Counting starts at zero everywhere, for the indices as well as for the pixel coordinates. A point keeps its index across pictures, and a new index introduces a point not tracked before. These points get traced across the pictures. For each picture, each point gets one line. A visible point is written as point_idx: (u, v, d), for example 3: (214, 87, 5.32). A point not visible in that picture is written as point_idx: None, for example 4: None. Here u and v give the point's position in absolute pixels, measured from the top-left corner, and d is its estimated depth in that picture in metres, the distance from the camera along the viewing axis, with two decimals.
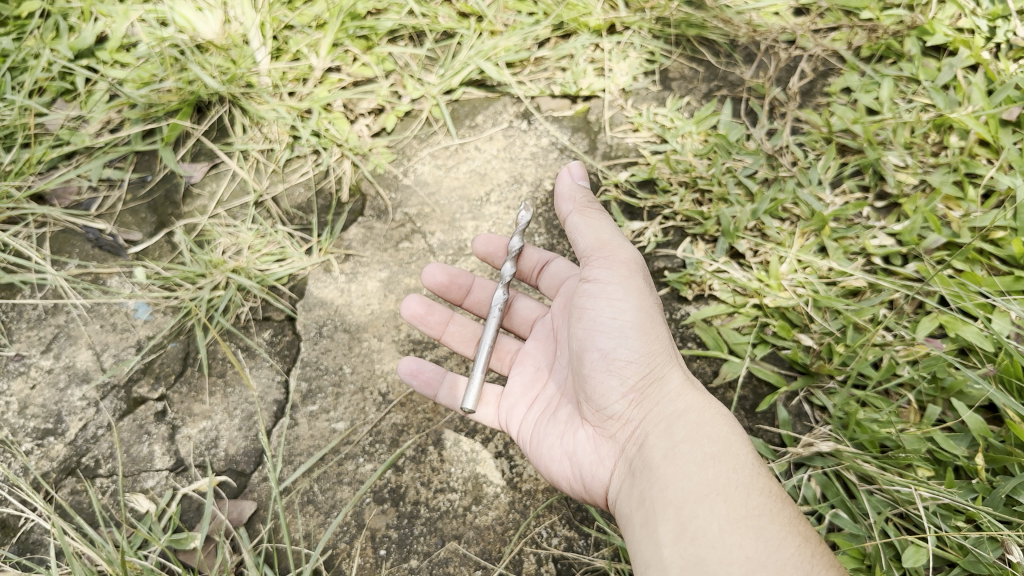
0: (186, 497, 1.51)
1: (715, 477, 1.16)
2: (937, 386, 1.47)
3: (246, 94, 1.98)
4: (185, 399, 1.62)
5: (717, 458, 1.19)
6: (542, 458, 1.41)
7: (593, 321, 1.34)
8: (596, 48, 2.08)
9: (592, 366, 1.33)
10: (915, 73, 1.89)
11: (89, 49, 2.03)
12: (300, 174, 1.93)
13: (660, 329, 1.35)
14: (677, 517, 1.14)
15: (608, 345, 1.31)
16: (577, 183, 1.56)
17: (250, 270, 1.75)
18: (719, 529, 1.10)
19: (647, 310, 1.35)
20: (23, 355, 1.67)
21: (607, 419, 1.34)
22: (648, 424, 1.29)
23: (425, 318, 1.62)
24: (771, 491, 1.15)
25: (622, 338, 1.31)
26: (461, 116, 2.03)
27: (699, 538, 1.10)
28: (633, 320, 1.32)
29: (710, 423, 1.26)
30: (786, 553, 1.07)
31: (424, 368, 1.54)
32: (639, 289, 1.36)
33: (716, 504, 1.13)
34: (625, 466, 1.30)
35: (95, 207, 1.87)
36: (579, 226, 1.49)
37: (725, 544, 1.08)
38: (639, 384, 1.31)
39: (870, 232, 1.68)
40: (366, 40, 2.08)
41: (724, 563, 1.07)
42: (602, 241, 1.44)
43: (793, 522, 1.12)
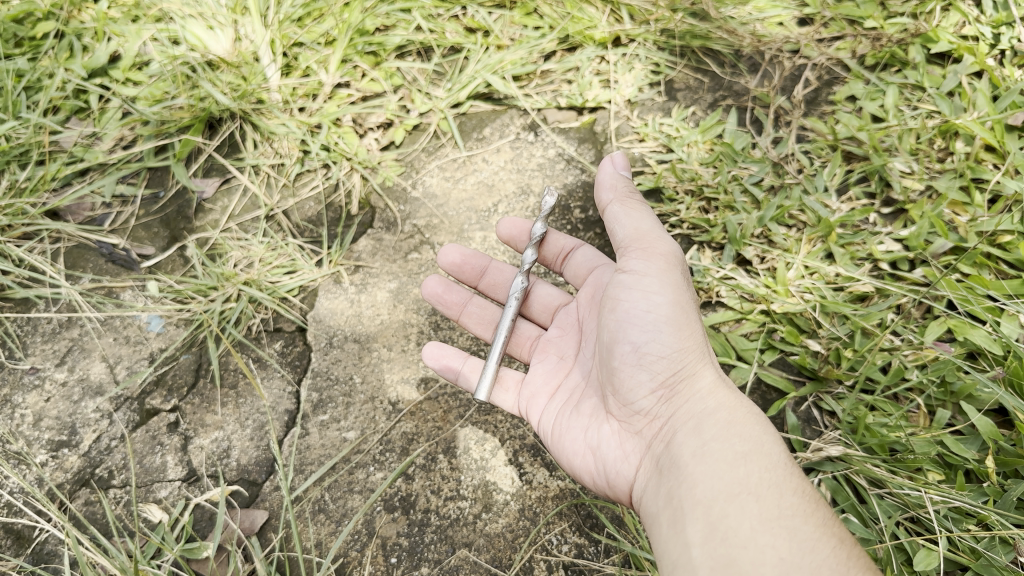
0: (198, 507, 1.52)
1: (747, 475, 1.16)
2: (946, 391, 1.47)
3: (257, 110, 2.00)
4: (198, 410, 1.63)
5: (748, 457, 1.19)
6: (567, 452, 1.42)
7: (626, 314, 1.33)
8: (602, 61, 2.10)
9: (622, 359, 1.33)
10: (920, 80, 1.90)
11: (102, 67, 2.07)
12: (310, 189, 1.95)
13: (695, 324, 1.34)
14: (706, 517, 1.14)
15: (641, 339, 1.31)
16: (620, 173, 1.54)
17: (261, 282, 1.77)
18: (750, 529, 1.10)
19: (682, 305, 1.33)
20: (38, 368, 1.69)
21: (635, 414, 1.34)
22: (677, 420, 1.29)
23: (443, 297, 1.67)
24: (804, 492, 1.16)
25: (655, 332, 1.30)
26: (468, 129, 2.05)
27: (730, 538, 1.10)
28: (667, 314, 1.31)
29: (740, 421, 1.26)
30: (821, 555, 1.07)
31: (446, 352, 1.57)
32: (676, 283, 1.35)
33: (747, 504, 1.13)
34: (651, 463, 1.30)
35: (109, 222, 1.90)
36: (618, 216, 1.48)
37: (757, 545, 1.08)
38: (668, 380, 1.31)
39: (876, 238, 1.69)
40: (375, 56, 2.11)
41: (757, 565, 1.07)
42: (641, 232, 1.44)
43: (827, 523, 1.13)
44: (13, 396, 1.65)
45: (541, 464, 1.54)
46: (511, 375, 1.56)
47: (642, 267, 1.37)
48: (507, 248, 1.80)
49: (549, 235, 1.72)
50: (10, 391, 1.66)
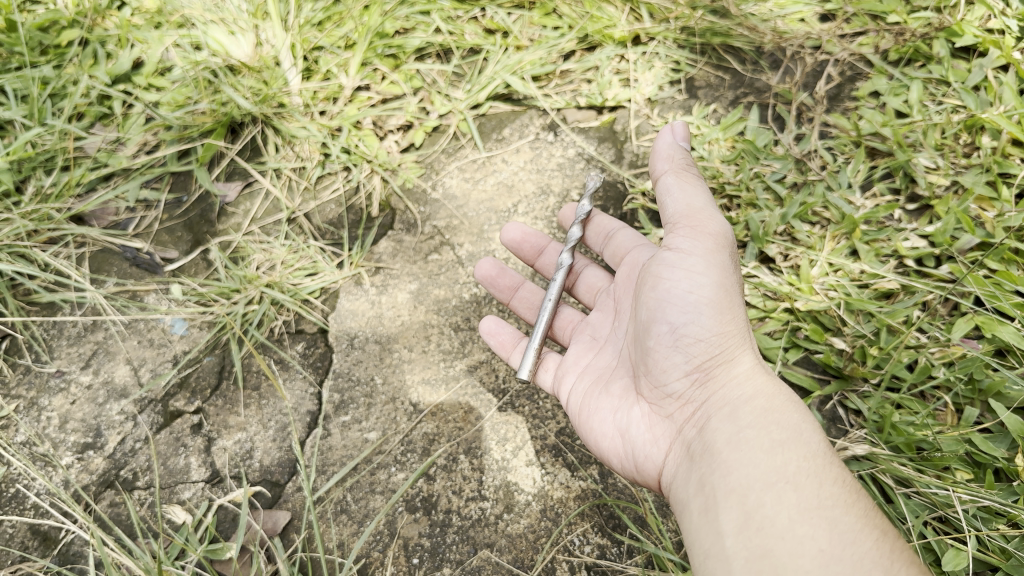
0: (221, 507, 1.53)
1: (784, 464, 1.15)
2: (974, 388, 1.44)
3: (278, 114, 2.01)
4: (221, 411, 1.64)
5: (786, 446, 1.17)
6: (594, 432, 1.41)
7: (668, 293, 1.32)
8: (621, 60, 2.09)
9: (659, 340, 1.31)
10: (945, 75, 1.87)
11: (126, 74, 2.09)
12: (331, 191, 1.96)
13: (738, 308, 1.32)
14: (741, 506, 1.12)
15: (681, 320, 1.29)
16: (679, 144, 1.51)
17: (283, 284, 1.78)
18: (788, 519, 1.09)
19: (727, 288, 1.31)
20: (64, 371, 1.71)
21: (667, 396, 1.33)
22: (712, 404, 1.28)
23: (497, 280, 1.70)
24: (845, 482, 1.15)
25: (696, 314, 1.28)
26: (488, 130, 2.05)
27: (767, 528, 1.09)
28: (710, 297, 1.29)
29: (778, 408, 1.24)
30: (863, 547, 1.05)
31: (502, 329, 1.62)
32: (722, 265, 1.32)
33: (784, 493, 1.11)
34: (681, 447, 1.29)
35: (132, 226, 1.91)
36: (672, 189, 1.45)
37: (795, 536, 1.07)
38: (704, 364, 1.30)
39: (901, 234, 1.67)
40: (394, 59, 2.12)
41: (795, 556, 1.05)
42: (692, 209, 1.40)
43: (868, 515, 1.11)
44: (40, 399, 1.67)
45: (562, 465, 1.54)
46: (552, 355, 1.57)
47: (690, 247, 1.34)
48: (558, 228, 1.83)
49: (596, 217, 1.74)
50: (36, 394, 1.68)
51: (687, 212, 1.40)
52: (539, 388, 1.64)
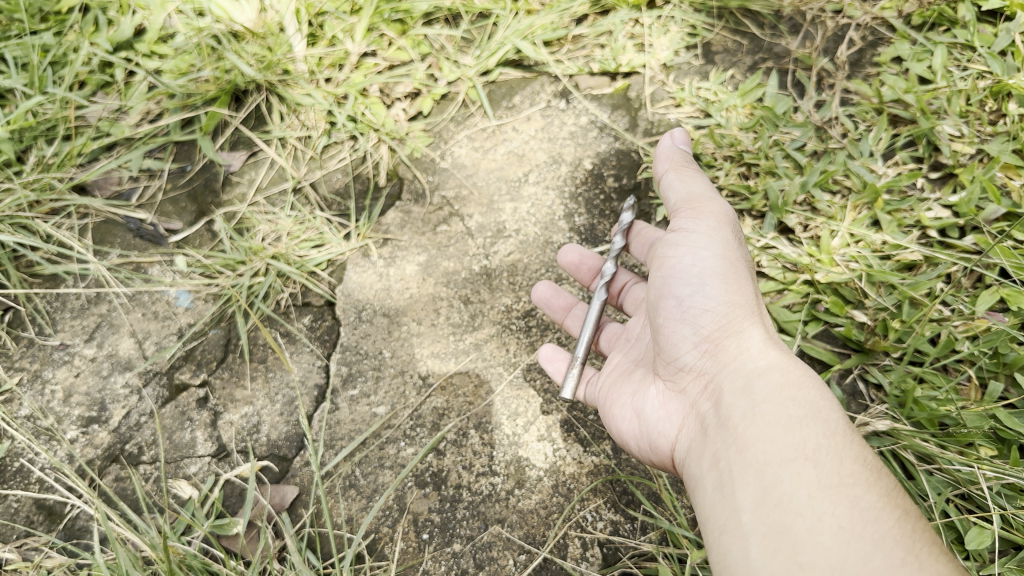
0: (228, 482, 1.50)
1: (803, 440, 1.09)
2: (998, 362, 1.40)
3: (283, 82, 1.98)
4: (227, 385, 1.61)
5: (803, 422, 1.12)
6: (614, 417, 1.40)
7: (672, 269, 1.32)
8: (636, 23, 2.04)
9: (668, 314, 1.32)
10: (970, 39, 1.81)
11: (128, 41, 2.04)
12: (338, 160, 1.92)
13: (747, 282, 1.30)
14: (758, 481, 1.07)
15: (687, 293, 1.29)
16: (679, 147, 1.50)
17: (289, 256, 1.74)
18: (808, 496, 1.03)
19: (731, 260, 1.30)
20: (67, 344, 1.68)
21: (681, 373, 1.32)
22: (722, 378, 1.25)
23: (551, 301, 1.63)
24: (867, 461, 1.08)
25: (700, 285, 1.28)
26: (498, 97, 2.00)
27: (785, 504, 1.03)
28: (713, 268, 1.28)
29: (794, 383, 1.18)
30: (885, 525, 0.99)
31: (560, 356, 1.54)
32: (726, 240, 1.32)
33: (803, 469, 1.06)
34: (694, 423, 1.26)
35: (136, 197, 1.88)
36: (672, 183, 1.45)
37: (815, 512, 1.01)
38: (714, 336, 1.28)
39: (924, 204, 1.61)
40: (402, 24, 2.06)
41: (814, 532, 0.99)
42: (693, 194, 1.40)
43: (893, 494, 1.05)
44: (44, 371, 1.65)
45: (575, 440, 1.50)
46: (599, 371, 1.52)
47: (693, 227, 1.33)
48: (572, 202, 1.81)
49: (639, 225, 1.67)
50: (40, 366, 1.65)
51: (691, 197, 1.39)
52: None
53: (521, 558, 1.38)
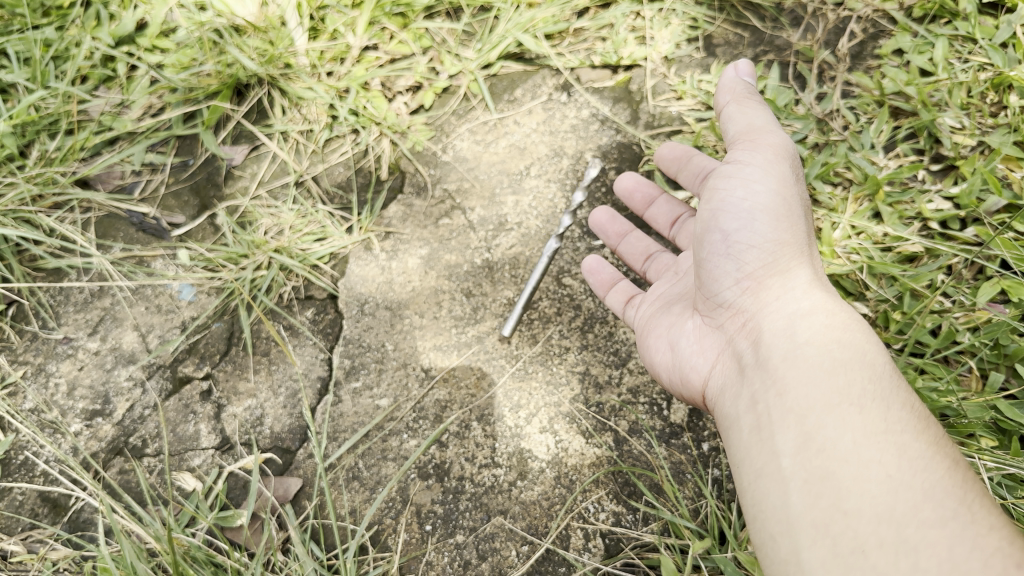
0: (232, 474, 1.51)
1: (849, 385, 1.10)
2: (999, 353, 1.41)
3: (284, 75, 1.98)
4: (230, 378, 1.62)
5: (848, 366, 1.13)
6: (649, 347, 1.45)
7: (721, 203, 1.31)
8: (637, 16, 2.03)
9: (713, 249, 1.32)
10: (971, 31, 1.80)
11: (130, 35, 2.04)
12: (340, 154, 1.92)
13: (797, 219, 1.30)
14: (801, 426, 1.10)
15: (733, 227, 1.29)
16: (742, 79, 1.50)
17: (291, 250, 1.75)
18: (853, 442, 1.04)
19: (784, 196, 1.29)
20: (71, 337, 1.69)
21: (720, 309, 1.35)
22: (761, 317, 1.27)
23: (606, 225, 1.70)
24: (914, 407, 1.09)
25: (749, 221, 1.28)
26: (499, 91, 2.01)
27: (829, 451, 1.05)
28: (765, 204, 1.28)
29: (838, 326, 1.19)
30: (935, 475, 1.00)
31: (603, 268, 1.61)
32: (781, 175, 1.31)
33: (848, 414, 1.07)
34: (730, 361, 1.30)
35: (138, 191, 1.89)
36: (733, 115, 1.44)
37: (861, 459, 1.02)
38: (758, 273, 1.29)
39: (926, 196, 1.61)
40: (403, 18, 2.06)
41: (860, 480, 1.01)
42: (750, 127, 1.39)
43: (939, 443, 1.06)
44: (48, 365, 1.65)
45: (577, 431, 1.50)
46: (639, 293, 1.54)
47: (745, 162, 1.33)
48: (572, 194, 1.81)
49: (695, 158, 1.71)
50: (44, 360, 1.66)
51: (746, 131, 1.38)
52: (552, 355, 1.59)
53: (524, 549, 1.39)
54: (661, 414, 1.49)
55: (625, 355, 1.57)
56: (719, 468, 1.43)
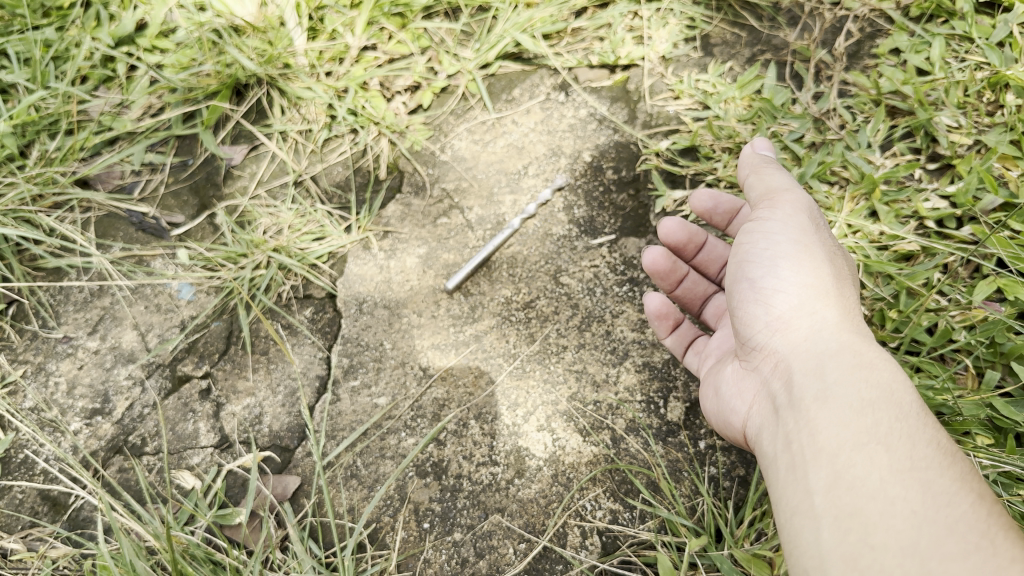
0: (231, 473, 1.51)
1: (875, 424, 1.07)
2: (995, 351, 1.41)
3: (283, 75, 1.99)
4: (229, 376, 1.62)
5: (875, 404, 1.09)
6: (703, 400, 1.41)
7: (747, 253, 1.31)
8: (635, 16, 2.05)
9: (743, 296, 1.31)
10: (968, 31, 1.81)
11: (129, 35, 2.05)
12: (338, 154, 1.94)
13: (825, 265, 1.27)
14: (830, 465, 1.06)
15: (760, 274, 1.28)
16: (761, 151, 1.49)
17: (290, 249, 1.75)
18: (880, 479, 1.00)
19: (808, 245, 1.27)
20: (71, 336, 1.69)
21: (755, 353, 1.31)
22: (790, 358, 1.23)
23: (666, 270, 1.57)
24: (942, 444, 1.05)
25: (773, 268, 1.27)
26: (497, 90, 2.02)
27: (856, 488, 1.01)
28: (788, 252, 1.27)
29: (867, 364, 1.15)
30: (959, 509, 0.95)
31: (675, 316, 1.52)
32: (804, 225, 1.29)
33: (875, 453, 1.03)
34: (765, 403, 1.26)
35: (138, 190, 1.90)
36: (754, 178, 1.43)
37: (887, 495, 0.98)
38: (787, 317, 1.25)
39: (922, 194, 1.61)
40: (401, 18, 2.07)
41: (886, 517, 0.97)
42: (772, 186, 1.37)
43: (967, 477, 1.01)
44: (48, 364, 1.66)
45: (575, 430, 1.49)
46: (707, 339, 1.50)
47: (767, 211, 1.32)
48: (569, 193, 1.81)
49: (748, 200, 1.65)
50: (44, 359, 1.67)
51: (770, 186, 1.38)
52: (550, 353, 1.59)
53: (521, 547, 1.39)
54: (658, 412, 1.49)
55: (621, 353, 1.57)
56: (715, 466, 1.43)
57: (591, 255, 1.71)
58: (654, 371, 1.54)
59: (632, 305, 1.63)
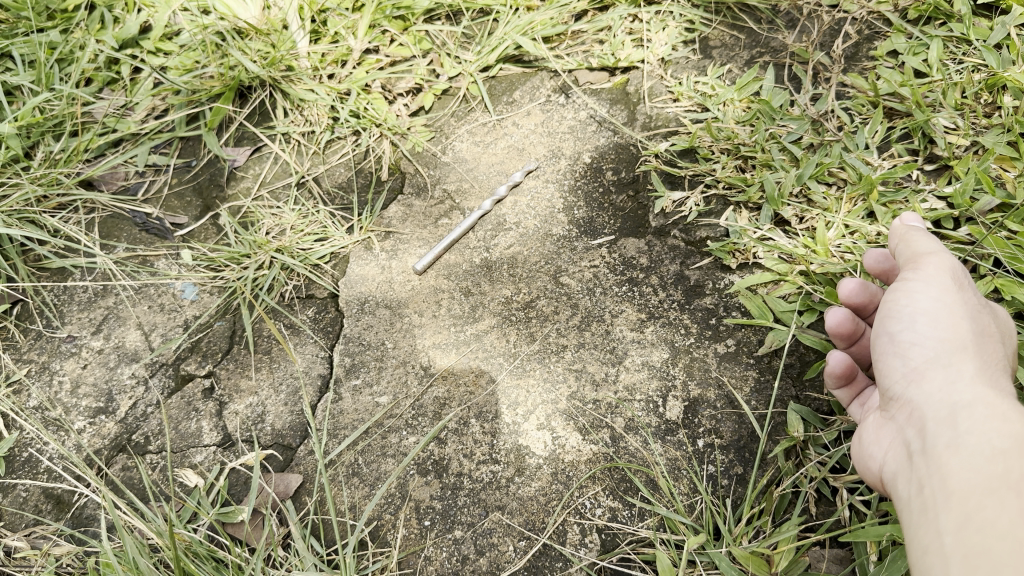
0: (234, 471, 1.51)
1: (1007, 469, 0.91)
2: None
3: (286, 78, 2.04)
4: (232, 375, 1.64)
5: (1009, 453, 0.93)
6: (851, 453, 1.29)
7: (886, 308, 1.18)
8: (634, 19, 2.10)
9: (881, 349, 1.17)
10: (965, 33, 1.82)
11: (133, 38, 2.11)
12: (340, 155, 1.96)
13: (968, 316, 1.11)
14: (962, 506, 0.93)
15: (898, 327, 1.14)
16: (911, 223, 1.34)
17: (293, 249, 1.79)
18: (1009, 520, 0.86)
19: (953, 298, 1.12)
20: (75, 336, 1.71)
21: (892, 403, 1.16)
22: (926, 409, 1.08)
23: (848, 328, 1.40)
24: None
25: (911, 321, 1.13)
26: (498, 93, 2.06)
27: (986, 527, 0.88)
28: (927, 306, 1.12)
29: (1008, 416, 0.98)
30: None
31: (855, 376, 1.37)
32: (950, 281, 1.13)
33: (1006, 497, 0.89)
34: (902, 451, 1.12)
35: (142, 191, 1.92)
36: (903, 241, 1.28)
37: (1014, 536, 0.84)
38: (923, 368, 1.11)
39: (919, 195, 1.62)
40: (403, 21, 2.15)
41: (1012, 556, 0.82)
42: (917, 251, 1.23)
43: None
44: (52, 363, 1.67)
45: (575, 428, 1.50)
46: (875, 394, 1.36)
47: (911, 271, 1.18)
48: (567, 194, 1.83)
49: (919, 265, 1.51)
50: (48, 358, 1.68)
51: (917, 248, 1.23)
52: (550, 353, 1.60)
53: (521, 544, 1.38)
54: (657, 411, 1.49)
55: (621, 353, 1.57)
56: (713, 464, 1.42)
57: (591, 256, 1.72)
58: (654, 370, 1.54)
59: (632, 305, 1.64)
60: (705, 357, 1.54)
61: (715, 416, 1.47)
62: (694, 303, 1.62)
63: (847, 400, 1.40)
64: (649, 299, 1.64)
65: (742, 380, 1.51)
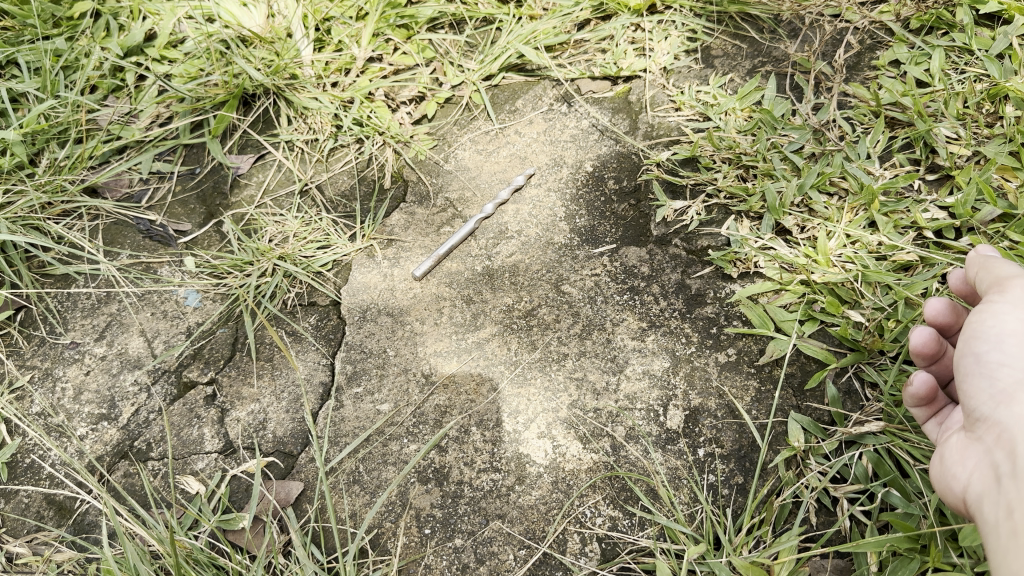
0: (235, 478, 1.51)
1: None
2: None
3: (290, 86, 2.05)
4: (234, 382, 1.64)
5: None
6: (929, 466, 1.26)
7: (973, 327, 1.14)
8: (637, 29, 2.11)
9: (965, 367, 1.14)
10: (968, 43, 1.83)
11: (138, 46, 2.13)
12: (344, 163, 1.97)
13: None
14: None
15: (985, 348, 1.11)
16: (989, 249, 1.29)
17: (296, 257, 1.80)
18: None
19: None
20: (78, 342, 1.72)
21: (977, 423, 1.13)
22: (1014, 431, 1.06)
23: (931, 349, 1.31)
24: None
25: (999, 342, 1.09)
26: (501, 101, 2.07)
27: None
28: (1016, 327, 1.09)
29: None
30: None
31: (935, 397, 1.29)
32: None
33: None
34: (988, 470, 1.10)
35: (146, 199, 1.93)
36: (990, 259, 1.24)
37: None
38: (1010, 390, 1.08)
39: (921, 205, 1.62)
40: (406, 29, 2.17)
41: None
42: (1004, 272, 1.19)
43: None
44: (54, 369, 1.68)
45: (575, 437, 1.50)
46: (956, 414, 1.30)
47: (999, 293, 1.14)
48: (571, 202, 1.84)
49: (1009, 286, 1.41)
50: (51, 365, 1.69)
51: (1004, 270, 1.19)
52: (551, 361, 1.60)
53: (521, 553, 1.38)
54: (657, 420, 1.49)
55: (622, 361, 1.58)
56: (714, 474, 1.42)
57: (591, 264, 1.73)
58: (655, 379, 1.54)
59: (632, 313, 1.64)
60: (706, 366, 1.54)
61: (716, 425, 1.47)
62: (695, 312, 1.62)
63: (923, 417, 1.33)
64: (650, 307, 1.64)
65: (743, 389, 1.51)
